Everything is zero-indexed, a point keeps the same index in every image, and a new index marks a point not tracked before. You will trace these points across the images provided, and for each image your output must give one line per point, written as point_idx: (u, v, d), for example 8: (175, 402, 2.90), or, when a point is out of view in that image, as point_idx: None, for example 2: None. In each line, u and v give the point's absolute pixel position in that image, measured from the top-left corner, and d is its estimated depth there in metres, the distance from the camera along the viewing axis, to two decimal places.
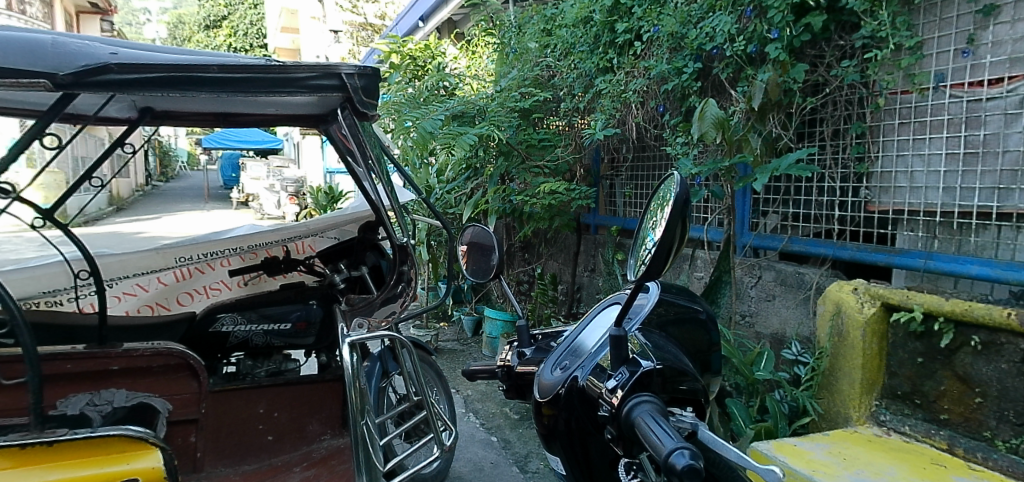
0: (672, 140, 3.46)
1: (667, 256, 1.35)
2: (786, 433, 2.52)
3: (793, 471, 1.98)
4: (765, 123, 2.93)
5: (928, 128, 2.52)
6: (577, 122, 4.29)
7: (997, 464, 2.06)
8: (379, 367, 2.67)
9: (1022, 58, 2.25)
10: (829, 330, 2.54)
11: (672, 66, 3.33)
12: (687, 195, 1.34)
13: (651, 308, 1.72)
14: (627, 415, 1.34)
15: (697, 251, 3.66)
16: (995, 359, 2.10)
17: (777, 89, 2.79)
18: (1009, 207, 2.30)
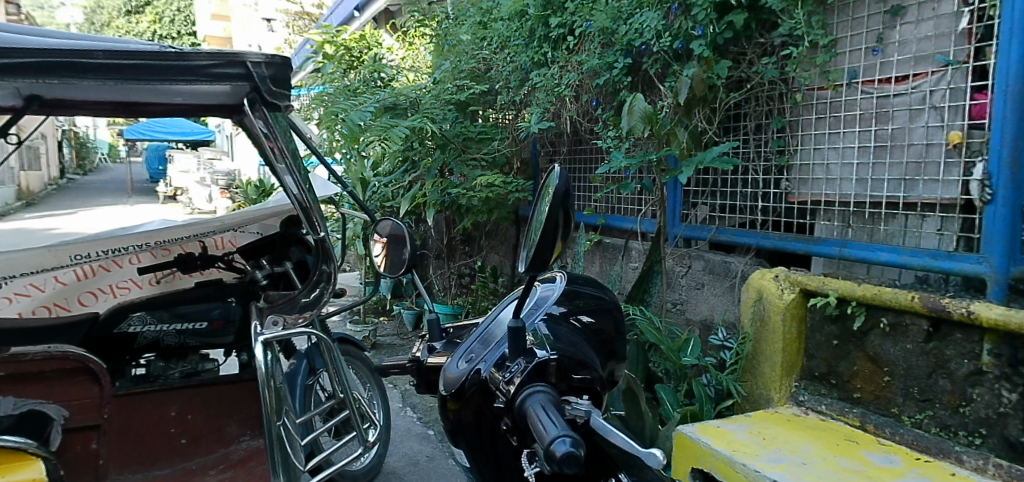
0: (604, 134, 3.53)
1: (552, 242, 1.39)
2: (711, 416, 2.61)
3: (713, 452, 2.06)
4: (691, 117, 3.03)
5: (842, 123, 2.63)
6: (513, 115, 4.32)
7: (903, 437, 2.15)
8: (305, 364, 2.67)
9: (926, 56, 2.35)
10: (752, 315, 2.64)
11: (603, 61, 3.38)
12: (568, 186, 1.37)
13: (559, 294, 1.77)
14: (520, 405, 1.41)
15: (631, 242, 3.75)
16: (902, 339, 2.22)
17: (703, 84, 2.87)
18: (915, 197, 2.40)
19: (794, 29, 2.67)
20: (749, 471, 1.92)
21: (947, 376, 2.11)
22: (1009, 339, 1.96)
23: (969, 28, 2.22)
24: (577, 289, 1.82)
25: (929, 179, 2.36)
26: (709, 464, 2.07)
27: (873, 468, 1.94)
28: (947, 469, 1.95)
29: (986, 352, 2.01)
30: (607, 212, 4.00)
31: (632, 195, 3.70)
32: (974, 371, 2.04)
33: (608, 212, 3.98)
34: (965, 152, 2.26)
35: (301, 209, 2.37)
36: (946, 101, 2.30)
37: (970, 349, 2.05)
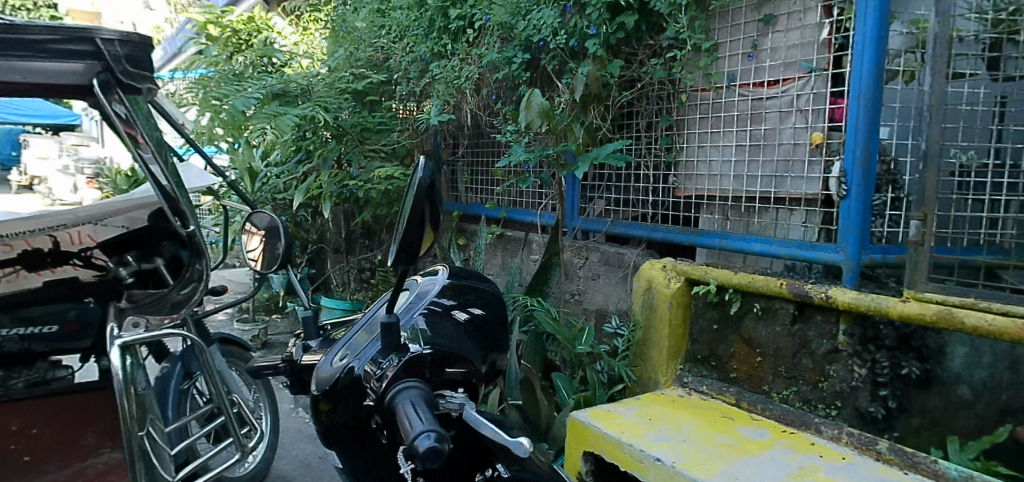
0: (503, 128, 3.58)
1: (419, 233, 1.42)
2: (602, 400, 2.72)
3: (603, 434, 2.04)
4: (587, 114, 3.14)
5: (722, 123, 2.80)
6: (412, 106, 4.29)
7: (772, 412, 2.30)
8: (180, 368, 2.60)
9: (794, 63, 2.53)
10: (641, 304, 2.74)
11: (502, 55, 3.43)
12: (431, 178, 1.42)
13: (440, 287, 1.82)
14: (391, 401, 1.42)
15: (531, 235, 3.83)
16: (771, 322, 2.40)
17: (596, 82, 2.97)
18: (783, 193, 2.59)
19: (679, 32, 2.82)
20: (635, 452, 1.93)
21: (810, 355, 2.30)
22: (860, 319, 2.17)
23: (830, 39, 2.41)
24: (469, 285, 1.89)
25: (796, 176, 2.55)
26: (599, 446, 2.05)
27: (746, 442, 1.99)
28: (808, 439, 2.05)
29: (841, 332, 2.21)
30: (508, 205, 4.06)
31: (533, 189, 3.78)
32: (832, 350, 2.25)
33: (510, 205, 4.05)
34: (826, 152, 2.44)
35: (165, 198, 2.35)
36: (811, 105, 2.49)
37: (828, 329, 2.25)
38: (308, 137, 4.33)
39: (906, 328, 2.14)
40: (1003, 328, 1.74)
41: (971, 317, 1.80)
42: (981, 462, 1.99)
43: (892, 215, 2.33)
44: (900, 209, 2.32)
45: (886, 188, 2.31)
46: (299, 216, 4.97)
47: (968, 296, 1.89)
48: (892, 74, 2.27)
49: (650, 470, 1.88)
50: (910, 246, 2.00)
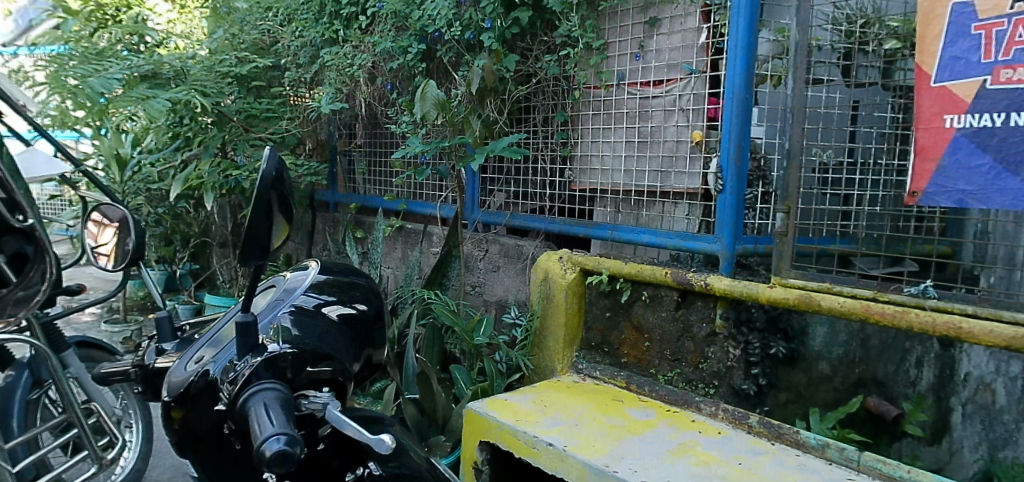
0: (399, 119, 3.57)
1: (266, 226, 1.34)
2: (500, 390, 2.70)
3: (499, 424, 2.04)
4: (483, 107, 3.19)
5: (612, 119, 2.90)
6: (303, 93, 4.21)
7: (659, 393, 2.29)
8: (27, 377, 2.43)
9: (676, 65, 2.65)
10: (538, 294, 2.68)
11: (396, 45, 3.42)
12: (276, 168, 1.33)
13: (311, 283, 1.59)
14: (243, 403, 1.27)
15: (429, 226, 3.81)
16: (658, 308, 2.49)
17: (493, 75, 3.05)
18: (668, 187, 2.73)
19: (570, 30, 2.92)
20: (529, 438, 1.94)
21: (691, 338, 2.42)
22: (735, 304, 2.32)
23: (708, 43, 2.55)
24: (350, 280, 1.67)
25: (679, 172, 2.68)
26: (495, 436, 2.04)
27: (632, 422, 2.06)
28: (689, 417, 2.11)
29: (718, 316, 2.33)
30: (408, 197, 4.04)
31: (435, 180, 3.78)
32: (710, 333, 2.37)
33: (410, 197, 4.03)
34: (705, 149, 2.59)
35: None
36: (691, 104, 2.62)
37: (706, 314, 2.37)
38: (186, 123, 4.10)
39: (774, 312, 2.40)
40: (852, 310, 1.85)
41: (827, 299, 1.90)
42: (836, 431, 2.23)
43: (762, 208, 2.54)
44: (769, 203, 2.54)
45: (757, 183, 2.51)
46: (179, 208, 4.71)
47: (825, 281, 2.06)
48: (761, 78, 2.46)
49: (543, 455, 1.89)
50: (776, 237, 2.16)
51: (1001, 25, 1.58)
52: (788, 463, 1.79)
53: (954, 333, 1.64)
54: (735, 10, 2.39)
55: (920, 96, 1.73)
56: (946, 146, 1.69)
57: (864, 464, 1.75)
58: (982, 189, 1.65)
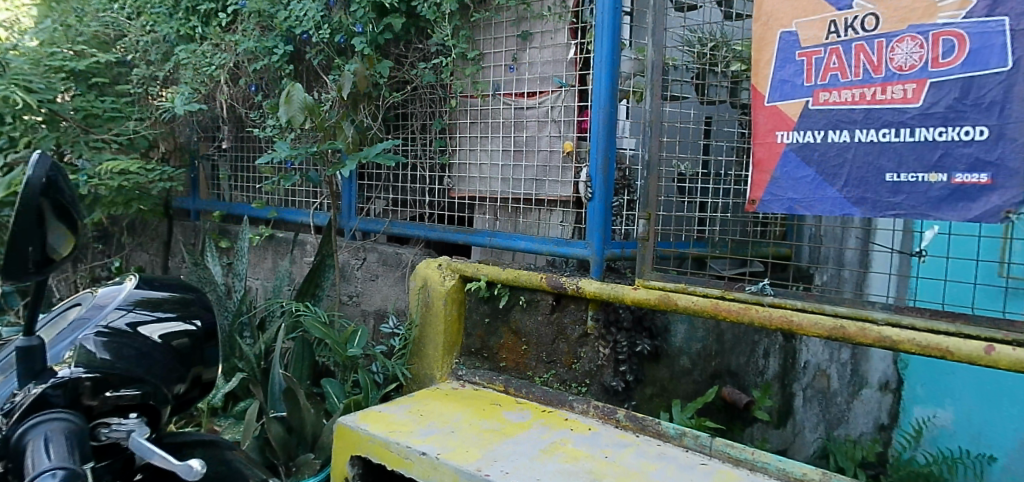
0: (263, 122, 3.47)
1: (35, 241, 1.07)
2: (375, 401, 2.64)
3: (370, 437, 2.01)
4: (356, 113, 3.17)
5: (489, 129, 2.96)
6: (154, 92, 3.96)
7: (535, 395, 2.37)
8: None
9: (548, 77, 2.76)
10: (417, 302, 2.66)
11: (261, 45, 3.32)
12: (42, 177, 1.07)
13: (140, 300, 1.44)
14: (19, 438, 1.06)
15: (299, 234, 3.70)
16: (534, 313, 2.54)
17: (365, 80, 3.03)
18: (544, 195, 2.81)
19: (443, 38, 2.96)
20: (402, 448, 1.92)
21: (565, 340, 2.51)
22: (604, 306, 2.45)
23: (576, 58, 2.67)
24: (185, 296, 1.53)
25: (553, 180, 2.78)
26: (366, 449, 2.01)
27: (508, 425, 2.11)
28: (562, 416, 2.20)
29: (590, 318, 2.46)
30: (278, 205, 3.92)
31: (308, 187, 3.69)
32: (583, 334, 2.48)
33: (279, 205, 3.91)
34: (576, 160, 2.71)
35: None
36: (563, 116, 2.72)
37: (579, 316, 2.48)
38: (7, 121, 3.62)
39: (639, 312, 2.54)
40: (704, 308, 2.03)
41: (683, 298, 2.08)
42: (694, 420, 2.50)
43: (628, 214, 2.71)
44: (633, 210, 2.73)
45: (623, 191, 2.69)
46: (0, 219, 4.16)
47: (680, 282, 2.22)
48: (625, 93, 2.63)
49: (415, 465, 1.89)
50: (638, 241, 2.32)
51: (819, 53, 1.79)
52: (650, 454, 1.92)
53: (787, 326, 1.84)
54: (600, 26, 2.52)
55: (756, 113, 1.94)
56: (778, 159, 1.90)
57: (715, 449, 1.91)
58: (807, 197, 1.86)
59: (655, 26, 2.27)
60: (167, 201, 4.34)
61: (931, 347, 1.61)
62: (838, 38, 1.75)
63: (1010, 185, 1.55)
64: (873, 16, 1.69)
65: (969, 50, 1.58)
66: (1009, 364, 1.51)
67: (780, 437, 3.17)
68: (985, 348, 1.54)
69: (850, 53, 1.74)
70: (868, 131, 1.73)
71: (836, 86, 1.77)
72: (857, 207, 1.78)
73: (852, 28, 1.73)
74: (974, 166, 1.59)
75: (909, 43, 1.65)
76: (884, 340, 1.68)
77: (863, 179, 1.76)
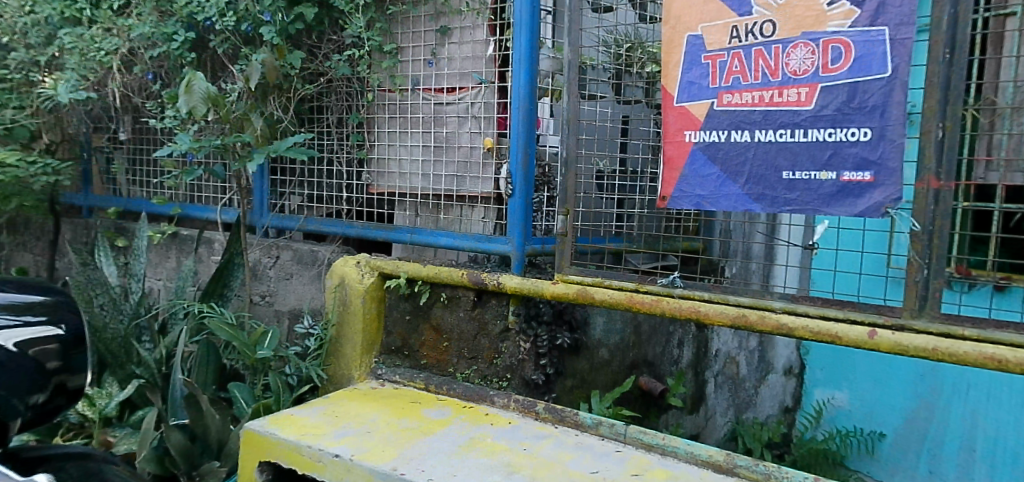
0: (164, 113, 3.30)
1: None
2: (287, 405, 2.53)
3: (281, 441, 1.96)
4: (266, 104, 3.09)
5: (409, 124, 2.93)
6: (35, 79, 3.62)
7: (455, 391, 2.37)
8: None
9: (467, 73, 2.76)
10: (333, 301, 2.62)
11: (159, 32, 3.18)
12: None
13: (8, 304, 1.53)
14: None
15: (205, 232, 3.55)
16: (455, 309, 2.53)
17: (275, 71, 2.91)
18: (464, 191, 2.80)
19: (357, 30, 2.90)
20: (314, 452, 1.89)
21: (486, 336, 2.50)
22: (525, 301, 2.47)
23: (495, 55, 2.67)
24: (47, 299, 1.63)
25: (474, 176, 2.78)
26: (276, 455, 1.96)
27: (426, 423, 2.10)
28: (483, 411, 2.21)
29: (511, 312, 2.47)
30: (182, 201, 3.76)
31: (216, 182, 3.55)
32: (504, 329, 2.49)
33: (185, 201, 3.74)
34: (497, 156, 2.71)
35: None
36: (483, 112, 2.73)
37: (500, 311, 2.48)
38: None
39: (559, 305, 2.60)
40: (619, 301, 2.08)
41: (599, 291, 2.13)
42: (611, 409, 2.61)
43: (547, 210, 2.76)
44: (552, 206, 2.78)
45: (543, 188, 2.73)
46: None
47: (597, 276, 2.27)
48: (544, 91, 2.67)
49: (328, 467, 1.85)
50: (557, 237, 2.35)
51: (723, 56, 1.87)
52: (567, 444, 1.96)
53: (695, 316, 1.92)
54: (518, 25, 2.54)
55: (667, 113, 2.01)
56: (687, 157, 1.98)
57: (629, 436, 1.97)
58: (712, 194, 1.94)
59: (571, 26, 2.31)
60: (54, 197, 4.07)
61: (822, 333, 1.71)
62: (740, 43, 1.84)
63: (890, 183, 1.67)
64: (770, 23, 1.78)
65: (855, 57, 1.68)
66: (889, 347, 1.62)
67: (693, 422, 3.32)
68: (868, 332, 1.65)
69: (750, 57, 1.82)
70: (767, 131, 1.82)
71: (738, 88, 1.85)
72: (757, 202, 1.87)
73: (752, 33, 1.81)
74: (860, 165, 1.70)
75: (802, 49, 1.74)
76: (781, 328, 1.78)
77: (762, 177, 1.85)
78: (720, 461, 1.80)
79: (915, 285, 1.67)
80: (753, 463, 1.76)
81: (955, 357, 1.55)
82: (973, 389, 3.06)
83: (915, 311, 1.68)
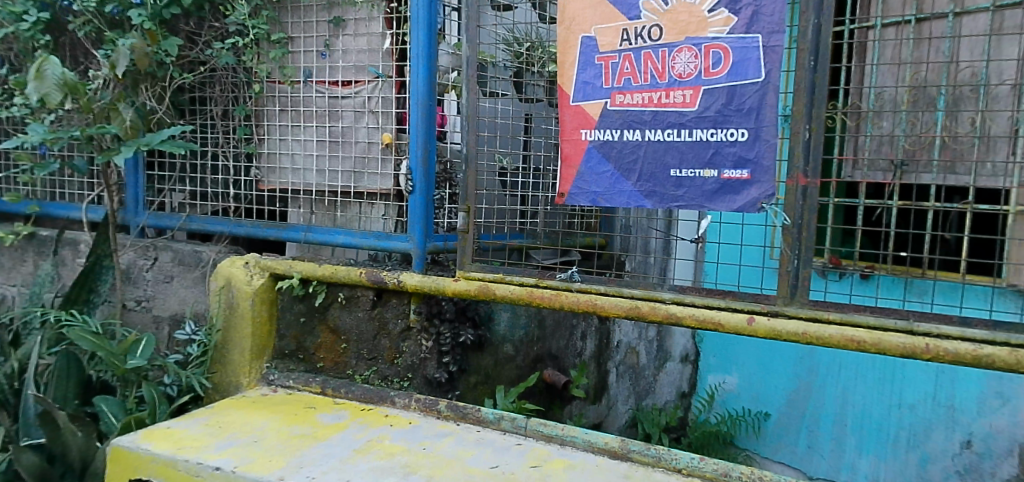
0: (14, 101, 2.99)
1: None
2: (165, 417, 2.34)
3: (153, 457, 1.82)
4: (137, 94, 2.86)
5: (302, 117, 2.81)
6: None
7: (354, 394, 2.29)
8: None
9: (363, 67, 2.68)
10: (219, 304, 2.46)
11: (7, 12, 2.88)
12: None
13: None
14: None
15: (67, 232, 3.26)
16: (354, 309, 2.45)
17: (145, 58, 2.70)
18: (363, 188, 2.73)
19: (241, 18, 2.76)
20: (191, 466, 1.77)
21: (387, 336, 2.47)
22: (427, 299, 2.46)
23: (393, 49, 2.61)
24: None
25: (372, 173, 2.70)
26: (149, 472, 1.83)
27: (321, 428, 2.03)
28: (383, 412, 2.16)
29: (412, 312, 2.46)
30: (40, 198, 3.43)
31: (81, 178, 3.28)
32: (405, 328, 2.48)
33: (44, 198, 3.43)
34: (396, 151, 2.66)
35: None
36: (380, 107, 2.66)
37: (401, 310, 2.47)
38: None
39: (462, 302, 2.59)
40: (520, 296, 2.09)
41: (500, 288, 2.13)
42: (516, 403, 2.64)
43: (450, 208, 2.72)
44: (456, 203, 2.74)
45: (445, 185, 2.69)
46: None
47: (499, 272, 2.25)
48: (444, 87, 2.65)
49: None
50: (458, 234, 2.32)
51: (614, 58, 1.91)
52: (468, 441, 1.94)
53: (592, 309, 1.96)
54: (414, 19, 2.49)
55: (563, 112, 2.03)
56: (583, 155, 2.01)
57: (530, 429, 1.98)
58: (607, 191, 1.98)
59: (469, 23, 2.28)
60: None
61: (707, 321, 1.78)
62: (630, 45, 1.88)
63: (765, 180, 1.75)
64: (656, 28, 1.83)
65: (733, 62, 1.76)
66: (766, 333, 1.72)
67: (596, 412, 3.38)
68: (747, 319, 1.74)
69: (640, 60, 1.87)
70: (656, 131, 1.87)
71: (630, 89, 1.89)
72: (648, 199, 1.92)
73: (641, 37, 1.86)
74: (739, 163, 1.78)
75: (686, 54, 1.80)
76: (671, 317, 1.85)
77: (653, 174, 1.90)
78: (616, 448, 1.85)
79: (787, 275, 1.76)
80: (646, 448, 1.82)
81: (822, 340, 1.67)
82: (844, 370, 3.29)
83: (787, 298, 1.77)
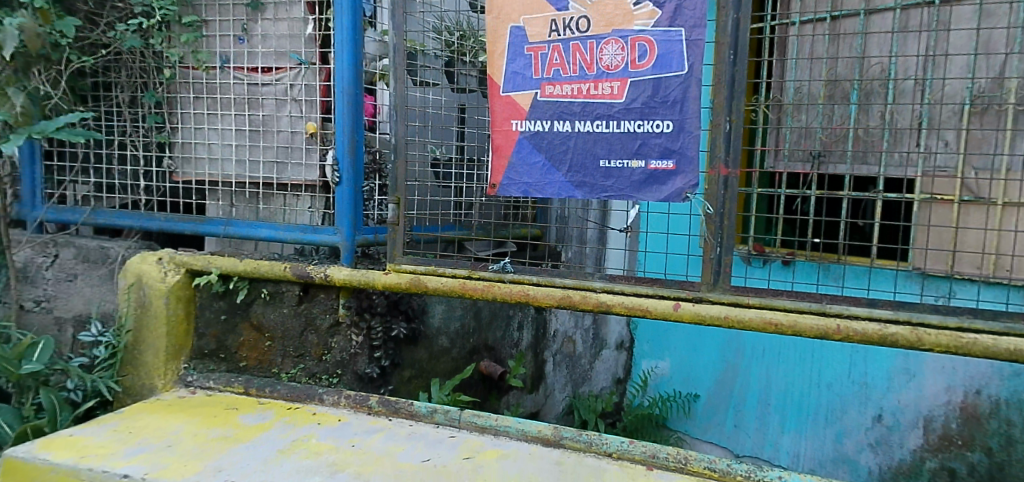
0: None
1: None
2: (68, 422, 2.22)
3: (53, 467, 1.71)
4: (29, 77, 2.58)
5: (219, 105, 2.69)
6: None
7: (279, 393, 2.20)
8: None
9: (284, 53, 2.59)
10: (128, 303, 2.30)
11: None
12: None
13: None
14: None
15: None
16: (278, 306, 2.37)
17: (37, 39, 2.47)
18: (286, 179, 2.64)
19: None
20: (96, 474, 1.67)
21: (315, 332, 2.41)
22: (356, 293, 2.42)
23: (315, 35, 2.53)
24: None
25: (296, 163, 2.62)
26: None
27: (243, 430, 1.95)
28: (310, 411, 2.09)
29: (341, 305, 2.43)
30: None
31: None
32: (334, 324, 2.44)
33: None
34: (321, 141, 2.58)
35: None
36: (304, 95, 2.58)
37: (330, 305, 2.43)
38: None
39: (394, 295, 2.58)
40: (452, 288, 2.07)
41: (432, 280, 2.10)
42: (450, 396, 2.61)
43: (379, 199, 2.67)
44: (386, 194, 2.69)
45: (374, 176, 2.64)
46: None
47: (431, 264, 2.21)
48: (372, 76, 2.59)
49: None
50: (389, 226, 2.26)
51: (543, 49, 1.90)
52: (398, 436, 1.90)
53: (523, 299, 1.95)
54: (337, 4, 2.41)
55: (493, 103, 2.00)
56: (514, 146, 1.98)
57: (463, 420, 1.95)
58: (538, 182, 1.96)
59: (395, 10, 2.23)
60: None
61: (635, 308, 1.80)
62: (558, 37, 1.87)
63: (689, 171, 1.79)
64: (584, 19, 1.83)
65: (658, 55, 1.78)
66: (690, 318, 1.76)
67: (534, 401, 3.42)
68: (673, 305, 1.78)
69: (568, 51, 1.86)
70: (585, 122, 1.87)
71: (559, 80, 1.89)
72: (579, 190, 1.92)
73: (569, 28, 1.86)
74: (665, 154, 1.80)
75: (613, 46, 1.81)
76: (601, 305, 1.87)
77: (583, 165, 1.90)
78: (548, 435, 1.84)
79: (710, 262, 1.80)
80: (577, 434, 1.83)
81: (742, 323, 1.72)
82: (767, 352, 3.41)
83: (710, 284, 1.81)
